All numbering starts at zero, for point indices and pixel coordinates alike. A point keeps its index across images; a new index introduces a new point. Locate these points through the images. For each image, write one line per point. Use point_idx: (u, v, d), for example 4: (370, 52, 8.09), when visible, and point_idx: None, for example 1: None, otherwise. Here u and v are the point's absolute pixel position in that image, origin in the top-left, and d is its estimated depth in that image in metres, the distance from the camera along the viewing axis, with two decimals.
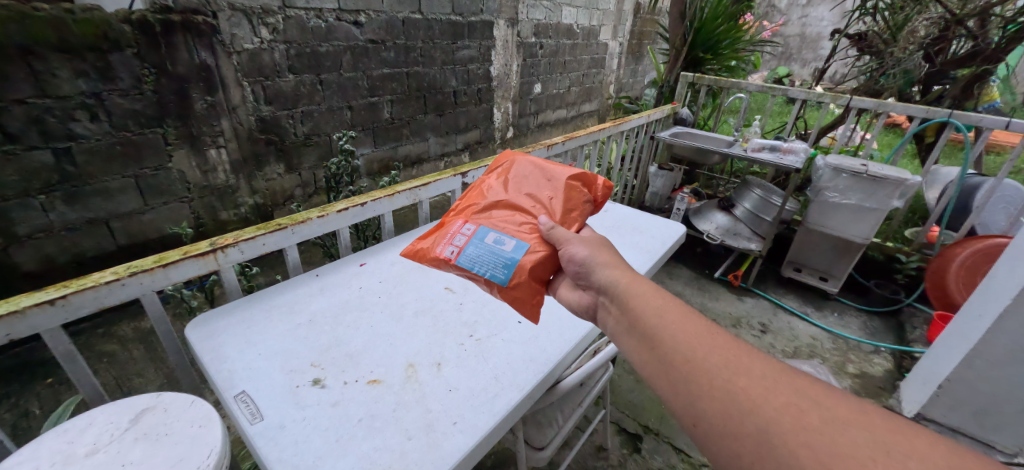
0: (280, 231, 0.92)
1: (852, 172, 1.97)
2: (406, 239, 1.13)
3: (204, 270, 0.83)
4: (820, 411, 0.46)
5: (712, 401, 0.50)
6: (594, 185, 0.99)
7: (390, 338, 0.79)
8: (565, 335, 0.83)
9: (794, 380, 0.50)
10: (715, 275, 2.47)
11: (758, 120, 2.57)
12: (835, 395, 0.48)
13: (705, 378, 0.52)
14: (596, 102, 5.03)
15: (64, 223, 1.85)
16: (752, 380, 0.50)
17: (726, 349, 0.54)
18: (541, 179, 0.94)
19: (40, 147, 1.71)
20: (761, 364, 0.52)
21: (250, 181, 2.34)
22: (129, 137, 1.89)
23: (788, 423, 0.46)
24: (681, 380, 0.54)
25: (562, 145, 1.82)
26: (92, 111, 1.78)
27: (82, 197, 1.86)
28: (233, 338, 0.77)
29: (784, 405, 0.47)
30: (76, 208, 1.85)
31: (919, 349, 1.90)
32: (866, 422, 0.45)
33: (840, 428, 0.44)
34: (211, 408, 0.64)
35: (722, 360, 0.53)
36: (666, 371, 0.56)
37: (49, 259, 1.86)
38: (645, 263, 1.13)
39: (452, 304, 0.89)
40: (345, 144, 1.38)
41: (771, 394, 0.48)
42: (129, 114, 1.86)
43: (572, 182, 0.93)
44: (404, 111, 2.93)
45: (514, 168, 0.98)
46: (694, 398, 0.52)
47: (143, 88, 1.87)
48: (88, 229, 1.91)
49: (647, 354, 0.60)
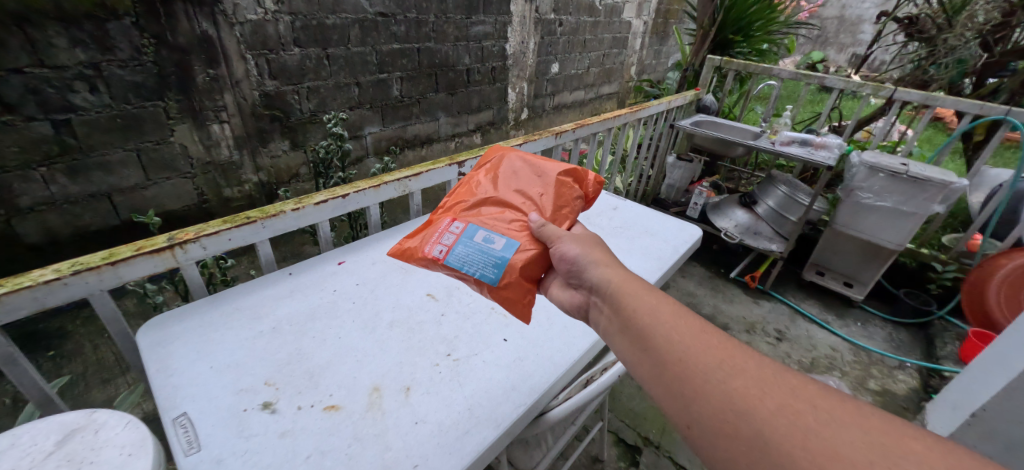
0: (248, 225, 0.83)
1: (890, 172, 1.80)
2: (392, 236, 1.04)
3: (161, 267, 0.76)
4: (815, 414, 0.45)
5: (707, 403, 0.49)
6: (586, 180, 0.90)
7: (356, 353, 0.70)
8: (555, 358, 0.73)
9: (787, 379, 0.49)
10: (730, 275, 2.33)
11: (788, 108, 2.33)
12: (828, 396, 0.47)
13: (700, 380, 0.51)
14: (616, 83, 4.79)
15: (66, 195, 1.82)
16: (747, 381, 0.49)
17: (719, 349, 0.53)
18: (531, 175, 0.86)
19: (38, 118, 1.66)
20: (754, 363, 0.51)
21: (254, 158, 2.27)
22: (129, 110, 1.83)
23: (783, 424, 0.45)
24: (675, 381, 0.53)
25: (572, 133, 1.68)
26: (91, 82, 1.72)
27: (83, 171, 1.82)
28: (186, 347, 0.69)
29: (779, 406, 0.46)
30: (78, 182, 1.82)
31: (949, 367, 1.76)
32: (860, 422, 0.44)
33: (833, 429, 0.43)
34: (146, 433, 0.58)
35: (716, 361, 0.52)
36: (659, 372, 0.55)
37: (52, 232, 1.84)
38: (654, 272, 1.02)
39: (431, 315, 0.80)
40: (335, 127, 1.26)
41: (766, 395, 0.47)
42: (129, 86, 1.80)
43: (562, 178, 0.85)
44: (414, 89, 2.80)
45: (504, 165, 0.88)
46: (688, 400, 0.51)
47: (142, 59, 1.79)
48: (91, 203, 1.88)
49: (639, 355, 0.58)
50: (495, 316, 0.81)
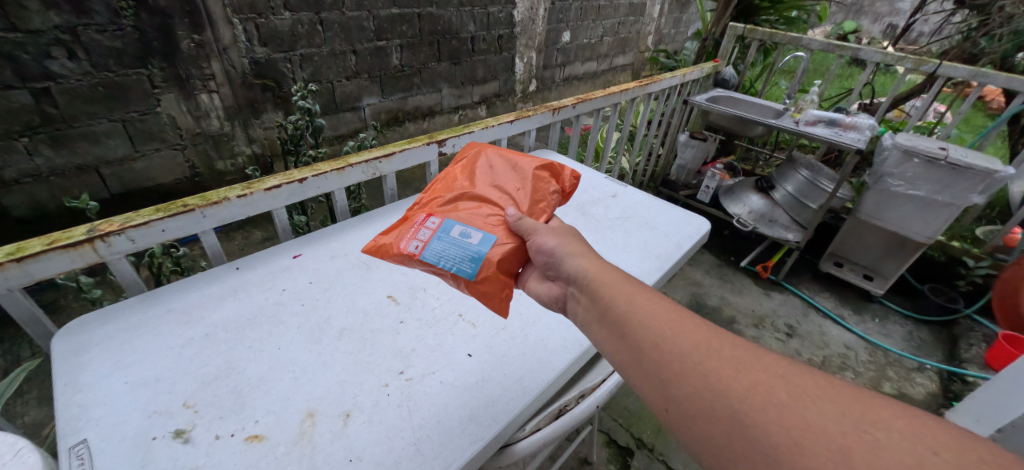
0: (186, 214, 0.73)
1: (927, 157, 1.63)
2: (358, 226, 0.94)
3: (81, 263, 0.66)
4: (788, 388, 0.44)
5: (684, 385, 0.48)
6: (561, 174, 0.87)
7: (294, 368, 0.61)
8: (525, 381, 0.63)
9: (760, 358, 0.48)
10: (741, 263, 2.20)
11: (818, 84, 2.10)
12: (798, 372, 0.46)
13: (677, 363, 0.49)
14: (631, 54, 4.51)
15: (52, 168, 1.70)
16: (722, 362, 0.47)
17: (695, 334, 0.52)
18: (506, 170, 0.82)
19: (16, 86, 1.53)
20: (729, 343, 0.50)
21: (246, 130, 2.15)
22: (112, 78, 1.70)
23: (758, 401, 0.43)
24: (653, 367, 0.51)
25: (573, 109, 1.50)
26: (70, 48, 1.58)
27: (67, 141, 1.69)
28: (105, 357, 0.60)
29: (752, 384, 0.45)
30: (63, 153, 1.70)
31: (973, 372, 1.66)
32: (832, 396, 0.43)
33: (807, 403, 0.42)
34: (37, 463, 0.49)
35: (692, 344, 0.50)
36: (637, 359, 0.53)
37: (40, 205, 1.73)
38: (651, 275, 0.89)
39: (388, 323, 0.70)
40: (302, 101, 1.15)
41: (740, 373, 0.46)
42: (110, 52, 1.66)
43: (538, 171, 0.82)
44: (415, 58, 2.62)
45: (480, 159, 0.84)
46: (666, 385, 0.49)
47: (122, 23, 1.64)
48: (79, 176, 1.76)
49: (618, 342, 0.56)
50: (461, 326, 0.71)
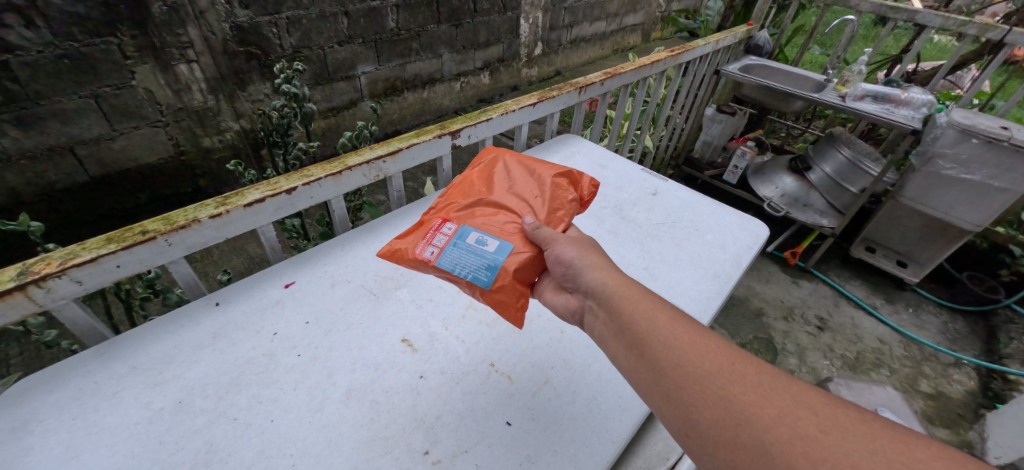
0: (145, 243, 0.58)
1: (988, 137, 1.45)
2: (358, 242, 0.79)
3: (12, 317, 0.51)
4: (820, 420, 0.37)
5: (704, 410, 0.40)
6: (580, 182, 0.72)
7: (284, 440, 0.50)
8: (578, 462, 0.50)
9: (787, 384, 0.40)
10: (768, 249, 2.07)
11: (867, 52, 1.88)
12: (841, 409, 0.38)
13: (699, 386, 0.41)
14: (642, 13, 4.15)
15: (22, 150, 1.46)
16: (748, 387, 0.40)
17: (718, 353, 0.43)
18: (522, 172, 0.69)
19: None
20: (755, 366, 0.42)
21: (233, 103, 1.83)
22: (78, 49, 1.42)
23: (786, 434, 0.36)
24: (672, 390, 0.42)
25: (600, 85, 1.31)
26: (24, 14, 1.31)
27: (36, 122, 1.44)
28: (55, 440, 0.48)
29: (780, 413, 0.37)
30: (32, 134, 1.45)
31: (1013, 369, 1.55)
32: (866, 431, 0.36)
33: (837, 438, 0.35)
34: None
35: (714, 365, 0.42)
36: (657, 382, 0.44)
37: (14, 192, 1.50)
38: (712, 299, 0.75)
39: (405, 379, 0.57)
40: (288, 87, 0.97)
41: (767, 401, 0.38)
42: (70, 17, 1.38)
43: (556, 179, 0.68)
44: (413, 19, 2.34)
45: (497, 165, 0.70)
46: (685, 409, 0.41)
47: None
48: (53, 159, 1.52)
49: (631, 360, 0.46)
50: (495, 380, 0.58)
